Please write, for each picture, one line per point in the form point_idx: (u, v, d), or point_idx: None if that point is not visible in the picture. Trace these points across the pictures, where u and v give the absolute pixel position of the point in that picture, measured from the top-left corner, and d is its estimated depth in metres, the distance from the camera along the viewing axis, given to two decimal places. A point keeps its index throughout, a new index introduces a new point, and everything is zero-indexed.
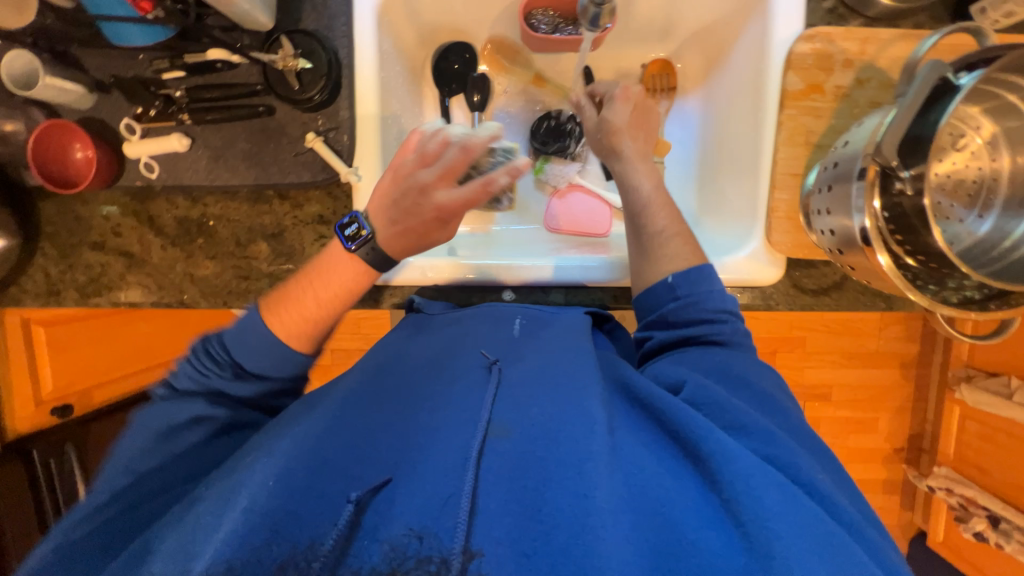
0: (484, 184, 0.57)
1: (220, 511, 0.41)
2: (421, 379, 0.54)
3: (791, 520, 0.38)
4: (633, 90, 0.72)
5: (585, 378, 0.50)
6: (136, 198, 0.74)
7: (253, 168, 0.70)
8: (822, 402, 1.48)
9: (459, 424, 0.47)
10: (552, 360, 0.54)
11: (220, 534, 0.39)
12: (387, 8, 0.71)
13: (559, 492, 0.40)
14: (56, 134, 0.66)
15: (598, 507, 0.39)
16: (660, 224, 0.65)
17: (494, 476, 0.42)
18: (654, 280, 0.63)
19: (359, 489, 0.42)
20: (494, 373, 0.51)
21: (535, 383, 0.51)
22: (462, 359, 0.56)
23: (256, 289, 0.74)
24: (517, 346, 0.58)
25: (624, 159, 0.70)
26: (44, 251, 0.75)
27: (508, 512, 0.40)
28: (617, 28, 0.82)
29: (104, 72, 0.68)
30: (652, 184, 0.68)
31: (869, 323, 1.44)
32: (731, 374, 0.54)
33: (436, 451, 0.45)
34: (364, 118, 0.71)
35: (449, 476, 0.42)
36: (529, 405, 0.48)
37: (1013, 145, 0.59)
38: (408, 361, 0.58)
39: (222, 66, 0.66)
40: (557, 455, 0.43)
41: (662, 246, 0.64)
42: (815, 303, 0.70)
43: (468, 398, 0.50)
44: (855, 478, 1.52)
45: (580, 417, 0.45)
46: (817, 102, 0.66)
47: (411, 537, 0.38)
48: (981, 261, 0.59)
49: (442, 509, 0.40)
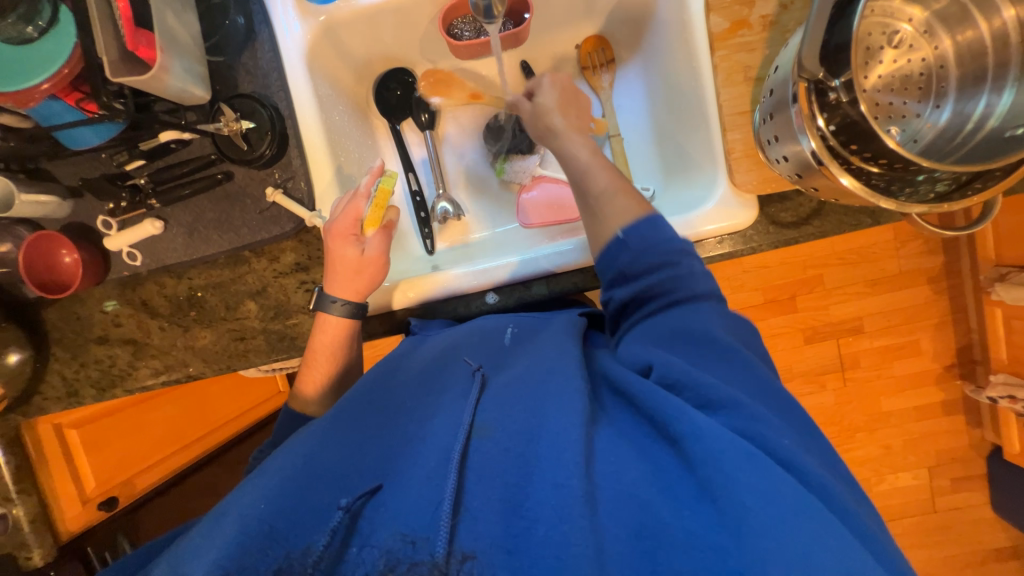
0: (353, 198, 0.68)
1: (213, 527, 0.42)
2: (412, 397, 0.56)
3: (766, 483, 0.37)
4: (559, 75, 0.73)
5: (563, 370, 0.50)
6: (128, 286, 0.77)
7: (225, 234, 0.72)
8: (854, 336, 1.43)
9: (444, 429, 0.48)
10: (534, 358, 0.55)
11: (215, 540, 0.40)
12: (316, 55, 0.74)
13: (541, 487, 0.41)
14: (43, 244, 0.70)
15: (576, 497, 0.38)
16: (602, 183, 0.63)
17: (476, 476, 0.43)
18: (608, 237, 0.60)
19: (348, 496, 0.44)
20: (477, 379, 0.53)
21: (517, 383, 0.51)
22: (450, 368, 0.58)
23: (254, 347, 0.77)
24: (501, 353, 0.59)
25: (558, 133, 0.69)
26: (57, 356, 0.79)
27: (488, 506, 0.41)
28: (542, 18, 0.83)
29: (73, 177, 0.71)
30: (589, 150, 0.66)
31: (884, 245, 1.38)
32: (710, 339, 0.50)
33: (420, 458, 0.46)
34: (316, 161, 0.73)
35: (433, 481, 0.43)
36: (510, 403, 0.48)
37: (950, 27, 0.58)
38: (398, 377, 0.61)
39: (177, 146, 0.70)
40: (537, 450, 0.43)
41: (608, 203, 0.61)
42: (798, 234, 0.69)
43: (453, 405, 0.51)
44: (909, 406, 1.45)
45: (557, 408, 0.45)
46: (746, 37, 0.65)
47: (404, 543, 0.40)
48: (945, 152, 0.59)
49: (427, 510, 0.41)
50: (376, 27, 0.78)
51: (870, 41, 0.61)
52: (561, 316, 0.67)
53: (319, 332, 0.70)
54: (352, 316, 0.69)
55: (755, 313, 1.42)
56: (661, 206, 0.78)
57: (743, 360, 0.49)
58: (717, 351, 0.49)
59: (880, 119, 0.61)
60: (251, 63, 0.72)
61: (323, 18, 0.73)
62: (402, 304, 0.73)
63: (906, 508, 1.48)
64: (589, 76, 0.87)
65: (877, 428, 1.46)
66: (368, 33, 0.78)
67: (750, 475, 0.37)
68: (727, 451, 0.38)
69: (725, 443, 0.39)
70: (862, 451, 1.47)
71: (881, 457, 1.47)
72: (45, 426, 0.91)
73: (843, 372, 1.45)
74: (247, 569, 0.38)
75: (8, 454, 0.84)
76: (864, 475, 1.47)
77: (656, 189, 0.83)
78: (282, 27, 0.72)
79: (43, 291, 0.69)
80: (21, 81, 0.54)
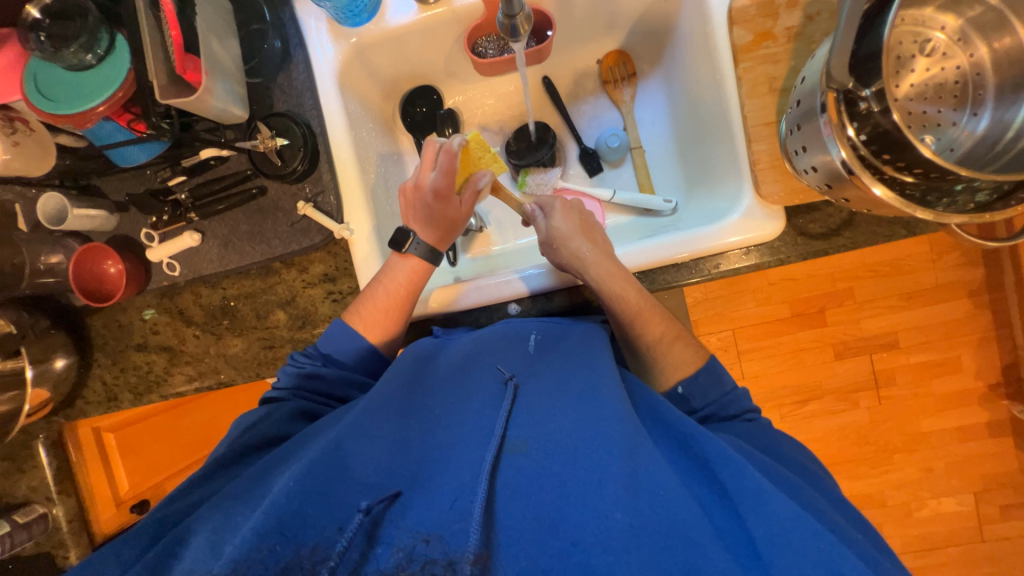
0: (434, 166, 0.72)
1: (248, 513, 0.44)
2: (442, 399, 0.57)
3: (819, 547, 0.40)
4: (573, 203, 0.76)
5: (608, 390, 0.52)
6: (166, 295, 0.81)
7: (258, 246, 0.75)
8: (890, 350, 1.37)
9: (473, 440, 0.50)
10: (569, 372, 0.56)
11: (246, 527, 0.42)
12: (346, 76, 0.78)
13: (576, 511, 0.43)
14: (91, 256, 0.74)
15: (619, 530, 0.41)
16: (655, 333, 0.67)
17: (510, 492, 0.46)
18: (666, 388, 0.66)
19: (370, 498, 0.46)
20: (509, 388, 0.53)
21: (556, 398, 0.53)
22: (481, 372, 0.58)
23: (282, 355, 0.79)
24: (531, 360, 0.59)
25: (596, 269, 0.68)
26: (99, 362, 0.82)
27: (525, 524, 0.44)
28: (564, 35, 0.85)
29: (120, 193, 0.76)
30: (635, 291, 0.67)
31: (921, 257, 1.33)
32: (764, 444, 0.58)
33: (449, 469, 0.48)
34: (346, 175, 0.75)
35: (465, 491, 0.45)
36: (547, 419, 0.50)
37: (986, 33, 0.57)
38: (427, 377, 0.61)
39: (215, 162, 0.74)
40: (576, 473, 0.45)
41: (664, 357, 0.67)
42: (828, 245, 0.67)
43: (483, 414, 0.52)
44: (951, 427, 1.38)
45: (599, 436, 0.47)
46: (771, 48, 0.65)
47: (419, 540, 0.43)
48: (985, 160, 0.56)
49: (452, 517, 0.44)
50: (404, 48, 0.80)
51: (901, 50, 0.60)
52: (583, 322, 0.68)
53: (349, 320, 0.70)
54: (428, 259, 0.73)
55: (782, 328, 1.38)
56: (686, 219, 0.77)
57: (775, 453, 0.58)
58: (769, 453, 0.57)
59: (913, 128, 0.60)
60: (287, 84, 0.75)
61: (354, 40, 0.75)
62: (427, 313, 0.75)
63: (952, 536, 1.39)
64: (611, 91, 0.89)
65: (917, 450, 1.39)
66: (396, 53, 0.81)
67: (799, 528, 0.41)
68: (776, 507, 0.42)
69: (770, 497, 0.43)
70: (901, 474, 1.39)
71: (923, 480, 1.39)
72: (86, 429, 0.95)
73: (879, 390, 1.38)
74: (255, 565, 0.40)
75: (50, 454, 0.87)
76: (903, 499, 1.39)
77: (679, 201, 0.83)
78: (316, 49, 0.75)
79: (89, 300, 0.73)
80: (79, 104, 0.58)
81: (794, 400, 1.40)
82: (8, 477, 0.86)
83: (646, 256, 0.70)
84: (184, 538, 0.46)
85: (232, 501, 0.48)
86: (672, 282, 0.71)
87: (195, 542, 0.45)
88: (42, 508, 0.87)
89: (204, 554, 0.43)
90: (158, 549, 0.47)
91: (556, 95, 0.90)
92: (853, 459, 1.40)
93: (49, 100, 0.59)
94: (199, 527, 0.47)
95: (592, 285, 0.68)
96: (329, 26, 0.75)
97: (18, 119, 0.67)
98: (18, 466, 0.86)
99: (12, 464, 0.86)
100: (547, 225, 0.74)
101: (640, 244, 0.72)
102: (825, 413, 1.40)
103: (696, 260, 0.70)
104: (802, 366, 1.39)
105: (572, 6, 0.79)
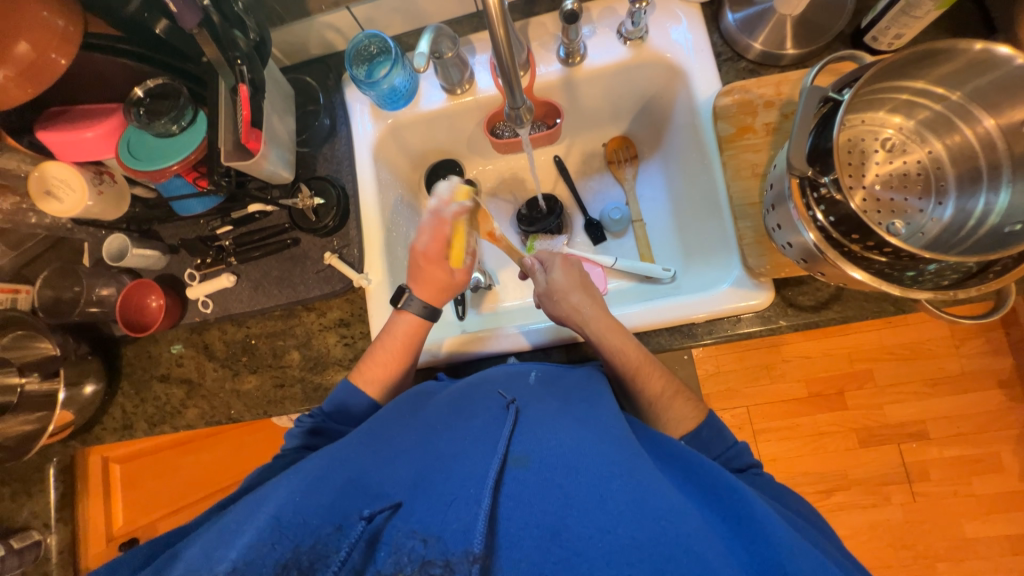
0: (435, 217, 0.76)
1: (247, 523, 0.45)
2: (444, 418, 0.58)
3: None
4: (572, 259, 0.79)
5: (607, 420, 0.54)
6: (195, 331, 0.88)
7: (285, 290, 0.83)
8: (919, 441, 1.29)
9: (478, 455, 0.50)
10: (570, 401, 0.58)
11: (242, 538, 0.43)
12: (380, 149, 0.90)
13: (580, 522, 0.43)
14: (141, 290, 0.83)
15: (623, 544, 0.40)
16: (659, 392, 0.67)
17: (514, 501, 0.45)
18: None
19: (373, 508, 0.47)
20: (511, 411, 0.55)
21: (556, 417, 0.54)
22: (483, 399, 0.60)
23: (291, 394, 0.83)
24: (534, 389, 0.61)
25: (592, 327, 0.70)
26: (123, 390, 0.88)
27: (531, 534, 0.43)
28: (574, 123, 0.97)
29: (175, 237, 0.87)
30: (634, 349, 0.68)
31: (941, 342, 1.30)
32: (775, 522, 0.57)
33: (450, 479, 0.48)
34: (370, 232, 0.84)
35: (468, 503, 0.45)
36: (550, 436, 0.51)
37: (940, 133, 0.64)
38: (428, 403, 0.63)
39: (260, 216, 0.84)
40: (578, 487, 0.45)
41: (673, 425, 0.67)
42: (819, 318, 0.69)
43: (487, 432, 0.53)
44: (999, 535, 1.25)
45: (599, 454, 0.48)
46: (752, 139, 0.72)
47: (417, 541, 0.44)
48: (951, 244, 0.61)
49: (453, 521, 0.44)
50: (434, 128, 0.93)
51: (863, 145, 0.66)
52: (582, 367, 0.70)
53: (372, 369, 0.72)
54: (426, 317, 0.75)
55: (799, 408, 1.34)
56: (684, 286, 0.83)
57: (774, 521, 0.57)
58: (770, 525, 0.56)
59: (883, 213, 0.64)
60: (330, 153, 0.88)
61: (390, 121, 0.88)
62: (432, 362, 0.79)
63: None
64: (614, 169, 0.99)
65: (963, 559, 1.26)
66: (426, 132, 0.94)
67: (803, 556, 0.41)
68: (777, 535, 0.42)
69: (775, 523, 0.43)
70: None
71: None
72: (93, 457, 0.96)
73: (911, 484, 1.28)
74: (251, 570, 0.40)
75: (59, 479, 0.90)
76: None
77: (677, 270, 0.88)
78: (358, 127, 0.88)
79: (128, 328, 0.81)
80: (158, 164, 0.70)
81: (817, 489, 1.31)
82: (15, 500, 0.89)
83: (644, 319, 0.73)
84: (176, 555, 0.46)
85: (230, 515, 0.49)
86: (667, 346, 0.74)
87: (191, 549, 0.46)
88: (38, 535, 0.89)
89: (194, 560, 0.43)
90: (150, 565, 0.49)
91: (565, 172, 1.00)
92: (888, 564, 1.27)
93: (135, 158, 0.71)
94: (188, 544, 0.47)
95: (592, 342, 0.70)
96: (371, 110, 0.88)
97: (106, 173, 0.79)
98: (27, 489, 0.90)
99: (23, 486, 0.90)
100: (546, 278, 0.77)
101: (639, 307, 0.75)
102: (853, 506, 1.30)
103: (691, 325, 0.73)
104: (823, 452, 1.32)
105: (579, 101, 0.90)
